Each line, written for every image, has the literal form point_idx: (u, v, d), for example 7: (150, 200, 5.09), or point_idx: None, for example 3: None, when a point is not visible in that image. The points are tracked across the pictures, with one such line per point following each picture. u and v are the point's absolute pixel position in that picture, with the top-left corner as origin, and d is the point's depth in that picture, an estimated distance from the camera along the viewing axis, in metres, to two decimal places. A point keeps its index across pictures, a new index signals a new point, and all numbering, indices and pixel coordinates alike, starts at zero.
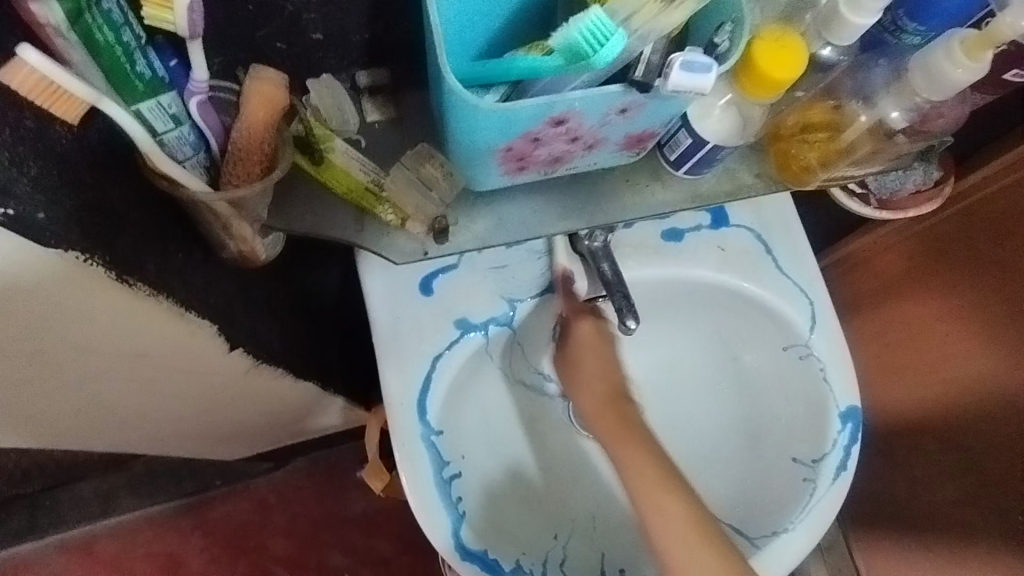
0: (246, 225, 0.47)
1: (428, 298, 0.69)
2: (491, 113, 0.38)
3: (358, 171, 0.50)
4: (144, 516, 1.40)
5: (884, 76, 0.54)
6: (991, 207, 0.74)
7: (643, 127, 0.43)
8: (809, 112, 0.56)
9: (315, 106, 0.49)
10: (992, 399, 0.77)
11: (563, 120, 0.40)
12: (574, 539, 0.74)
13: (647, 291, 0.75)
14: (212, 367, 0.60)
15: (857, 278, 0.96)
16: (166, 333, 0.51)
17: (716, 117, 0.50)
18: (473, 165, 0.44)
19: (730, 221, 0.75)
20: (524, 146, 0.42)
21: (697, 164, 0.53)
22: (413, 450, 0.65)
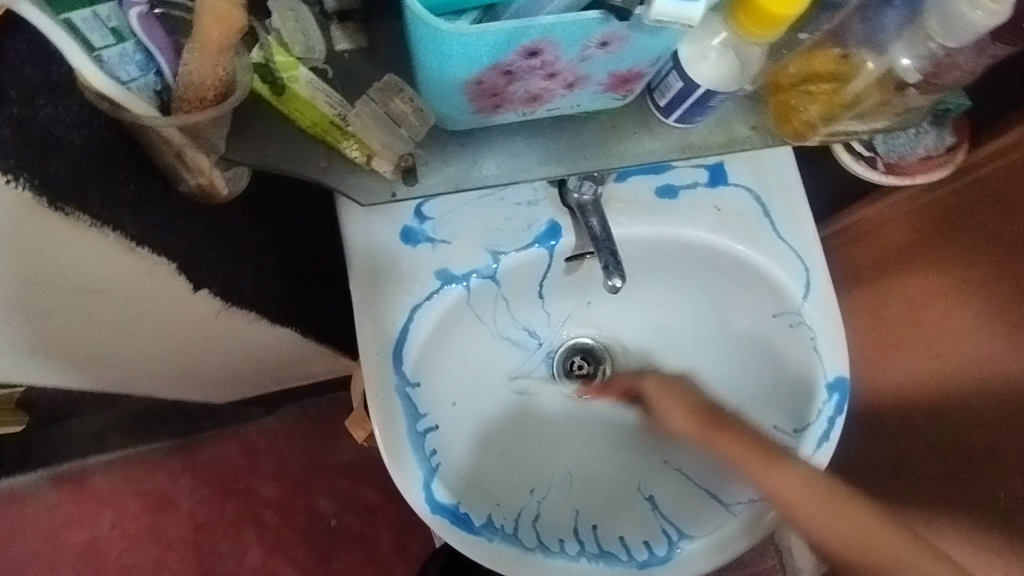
0: (203, 156, 0.44)
1: (411, 248, 0.67)
2: (458, 41, 0.35)
3: (323, 103, 0.47)
4: (136, 455, 1.41)
5: (898, 20, 0.51)
6: (1004, 179, 0.70)
7: (628, 64, 0.39)
8: (812, 61, 0.53)
9: (279, 30, 0.46)
10: (982, 375, 0.75)
11: (536, 52, 0.37)
12: (549, 496, 0.73)
13: (637, 251, 0.73)
14: (178, 307, 0.58)
15: (862, 246, 0.93)
16: (118, 266, 0.49)
17: (711, 62, 0.46)
18: (444, 100, 0.41)
19: (729, 180, 0.73)
20: (496, 80, 0.39)
21: (690, 111, 0.49)
22: (387, 399, 0.64)
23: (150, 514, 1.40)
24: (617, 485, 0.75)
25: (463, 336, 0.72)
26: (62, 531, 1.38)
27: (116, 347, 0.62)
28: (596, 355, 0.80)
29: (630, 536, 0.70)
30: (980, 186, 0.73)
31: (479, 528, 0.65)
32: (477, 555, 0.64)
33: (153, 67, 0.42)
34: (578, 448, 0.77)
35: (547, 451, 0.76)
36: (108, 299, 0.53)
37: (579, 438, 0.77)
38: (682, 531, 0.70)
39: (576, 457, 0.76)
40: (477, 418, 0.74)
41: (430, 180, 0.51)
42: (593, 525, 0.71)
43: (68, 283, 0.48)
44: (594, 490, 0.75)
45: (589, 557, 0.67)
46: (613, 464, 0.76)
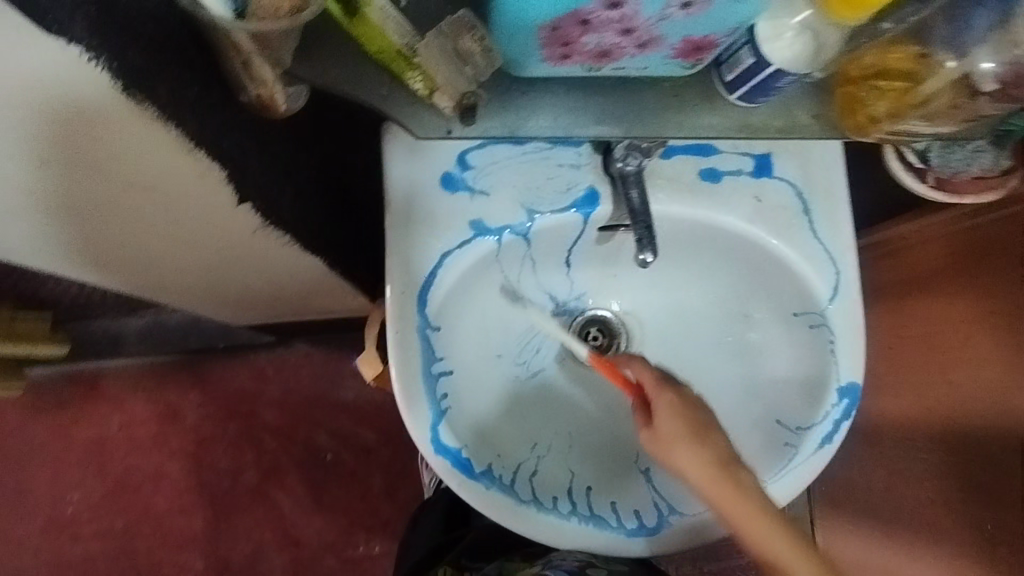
0: (268, 69, 0.45)
1: (450, 193, 0.68)
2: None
3: (393, 33, 0.44)
4: (149, 364, 1.46)
5: (986, 22, 0.49)
6: None
7: (705, 32, 0.39)
8: (889, 56, 0.54)
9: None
10: (996, 412, 0.73)
11: (617, 3, 0.36)
12: (549, 456, 0.75)
13: (671, 230, 0.73)
14: (221, 217, 0.59)
15: (892, 263, 0.94)
16: (175, 167, 0.49)
17: (787, 41, 0.46)
18: (515, 41, 0.40)
19: (773, 172, 0.73)
20: (571, 27, 0.38)
21: (758, 90, 0.48)
22: (407, 337, 0.65)
23: (156, 423, 1.45)
24: (616, 455, 0.76)
25: (486, 289, 0.73)
26: (70, 426, 1.43)
27: (148, 244, 0.63)
28: (612, 328, 0.81)
29: (621, 504, 0.71)
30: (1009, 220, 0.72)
31: (478, 475, 0.66)
32: (473, 499, 0.65)
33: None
34: (584, 415, 0.78)
35: (552, 412, 0.77)
36: (157, 193, 0.53)
37: (586, 405, 0.79)
38: (673, 507, 0.70)
39: (579, 424, 0.78)
40: (489, 372, 0.75)
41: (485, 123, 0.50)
42: (587, 488, 0.73)
43: (115, 171, 0.48)
44: (593, 457, 0.76)
45: (580, 518, 0.68)
46: (615, 436, 0.78)
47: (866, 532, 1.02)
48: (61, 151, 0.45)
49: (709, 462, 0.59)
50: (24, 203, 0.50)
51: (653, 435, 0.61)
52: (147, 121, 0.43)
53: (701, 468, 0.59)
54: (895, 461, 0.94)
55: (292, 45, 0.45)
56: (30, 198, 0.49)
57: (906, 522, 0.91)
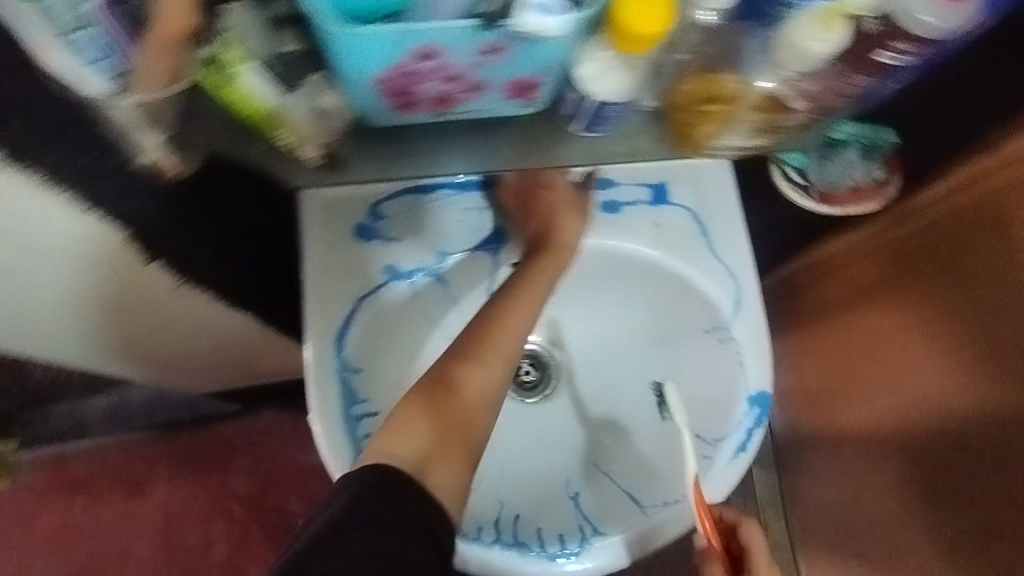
0: (149, 136, 0.47)
1: (363, 242, 0.72)
2: (353, 41, 0.36)
3: (263, 98, 0.46)
4: (118, 443, 1.47)
5: (762, 45, 0.45)
6: (953, 221, 0.80)
7: (522, 73, 0.41)
8: (708, 83, 0.47)
9: (230, 30, 0.43)
10: (946, 416, 0.84)
11: (426, 54, 0.37)
12: (481, 488, 0.77)
13: (579, 263, 0.79)
14: (133, 275, 0.64)
15: (833, 284, 1.04)
16: (77, 229, 0.55)
17: (608, 81, 0.44)
18: (354, 95, 0.42)
19: (671, 199, 0.77)
20: (397, 79, 0.40)
21: (594, 120, 0.47)
22: (325, 379, 0.69)
23: (123, 503, 1.44)
24: (548, 483, 0.79)
25: (407, 328, 0.77)
26: (36, 512, 1.43)
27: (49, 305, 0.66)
28: (542, 360, 0.85)
29: (547, 530, 0.73)
30: (933, 230, 0.83)
31: None
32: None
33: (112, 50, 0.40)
34: (516, 445, 0.82)
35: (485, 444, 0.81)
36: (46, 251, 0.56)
37: (518, 435, 0.82)
38: (596, 530, 0.73)
39: (513, 455, 0.81)
40: None
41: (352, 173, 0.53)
42: (516, 515, 0.75)
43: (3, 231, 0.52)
44: (525, 485, 0.79)
45: (503, 546, 0.72)
46: (549, 463, 0.81)
47: (851, 544, 1.06)
48: None
49: None
50: None
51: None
52: (37, 190, 0.49)
53: None
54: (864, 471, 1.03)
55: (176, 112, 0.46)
56: None
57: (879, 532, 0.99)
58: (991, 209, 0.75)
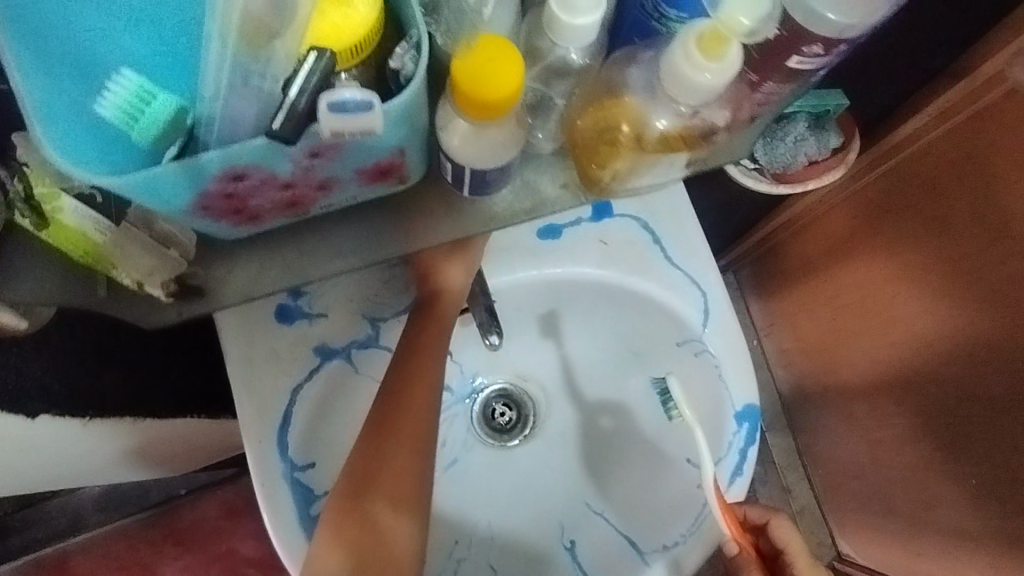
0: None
1: (287, 327, 0.65)
2: (138, 185, 0.30)
3: (91, 231, 0.38)
4: (117, 530, 1.46)
5: (650, 73, 0.39)
6: (927, 159, 0.74)
7: (368, 161, 0.34)
8: (606, 111, 0.40)
9: (30, 162, 0.38)
10: (954, 364, 0.78)
11: (238, 175, 0.31)
12: (470, 556, 0.72)
13: (528, 296, 0.71)
14: (29, 438, 0.56)
15: (809, 238, 1.00)
16: None
17: (486, 141, 0.36)
18: (185, 222, 0.36)
19: (614, 211, 0.70)
20: (221, 203, 0.33)
21: (478, 186, 0.40)
22: (274, 487, 0.62)
23: None
24: (541, 535, 0.73)
25: (358, 403, 0.69)
26: None
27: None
28: (516, 399, 0.78)
29: None
30: (908, 171, 0.78)
31: None
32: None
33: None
34: (501, 499, 0.75)
35: (468, 505, 0.74)
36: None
37: (501, 487, 0.75)
38: None
39: (499, 509, 0.74)
40: None
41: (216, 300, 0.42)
42: None
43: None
44: (518, 545, 0.73)
45: None
46: (538, 510, 0.74)
47: (863, 510, 1.04)
48: None
49: None
50: None
51: None
52: None
53: None
54: (874, 429, 0.97)
55: None
56: None
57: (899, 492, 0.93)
58: (960, 141, 0.70)
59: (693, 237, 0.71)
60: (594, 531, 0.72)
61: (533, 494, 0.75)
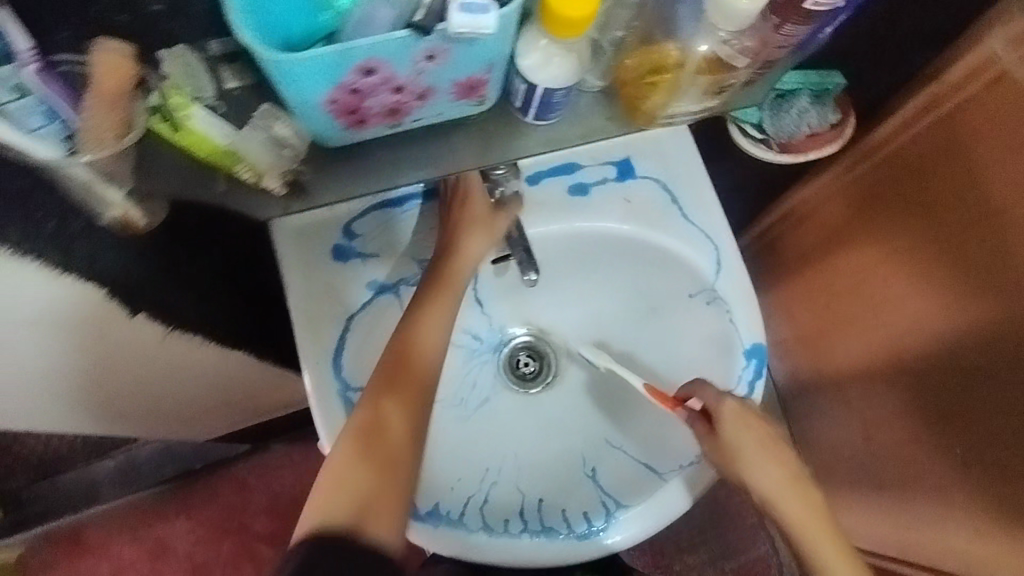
0: (111, 188, 0.47)
1: (343, 262, 0.72)
2: (295, 67, 0.37)
3: (217, 134, 0.47)
4: (131, 503, 1.49)
5: (693, 12, 0.47)
6: (914, 150, 0.82)
7: (466, 73, 0.42)
8: (650, 55, 0.49)
9: (170, 75, 0.45)
10: (938, 342, 0.86)
11: (372, 69, 0.38)
12: (499, 483, 0.77)
13: (557, 247, 0.79)
14: (121, 331, 0.65)
15: (804, 227, 1.07)
16: (50, 292, 0.54)
17: (556, 65, 0.45)
18: (307, 120, 0.43)
19: (636, 172, 0.79)
20: (347, 98, 0.40)
21: (544, 109, 0.48)
22: (330, 404, 0.69)
23: (149, 559, 1.49)
24: (563, 466, 0.79)
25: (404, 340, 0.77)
26: None
27: (40, 376, 0.66)
28: (539, 350, 0.85)
29: (571, 510, 0.74)
30: (893, 160, 0.86)
31: (423, 514, 0.70)
32: (425, 541, 0.70)
33: (58, 116, 0.42)
34: (527, 436, 0.81)
35: (494, 442, 0.80)
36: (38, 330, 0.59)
37: (526, 426, 0.82)
38: (619, 502, 0.74)
39: (525, 447, 0.81)
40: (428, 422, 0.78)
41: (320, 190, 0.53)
42: (539, 500, 0.76)
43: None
44: (543, 473, 0.79)
45: (531, 532, 0.72)
46: (563, 447, 0.81)
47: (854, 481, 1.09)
48: None
49: (777, 459, 0.69)
50: None
51: (715, 440, 0.70)
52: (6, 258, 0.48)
53: (768, 467, 0.69)
54: (864, 409, 1.04)
55: (130, 167, 0.47)
56: None
57: (889, 466, 0.99)
58: (944, 130, 0.77)
59: (705, 196, 0.79)
60: (614, 459, 0.79)
61: (554, 433, 0.82)
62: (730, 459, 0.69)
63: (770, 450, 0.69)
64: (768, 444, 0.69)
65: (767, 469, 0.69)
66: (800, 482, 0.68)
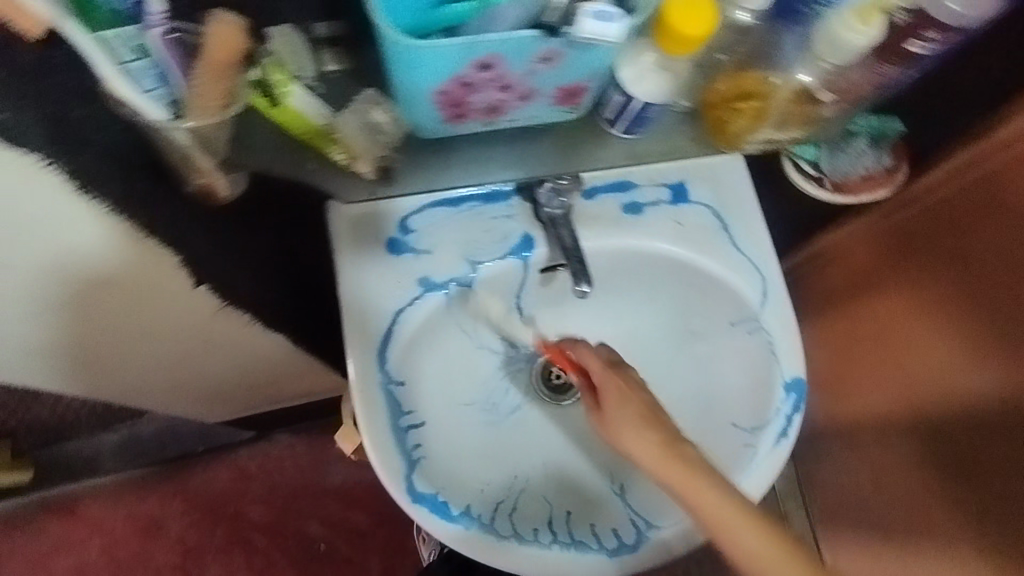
0: (203, 158, 0.48)
1: (396, 257, 0.73)
2: (418, 55, 0.38)
3: (313, 114, 0.49)
4: (128, 478, 1.45)
5: (796, 44, 0.55)
6: (953, 204, 0.80)
7: (572, 80, 0.43)
8: (741, 80, 0.57)
9: (275, 50, 0.47)
10: (977, 401, 0.82)
11: (488, 65, 0.40)
12: (527, 492, 0.78)
13: (603, 262, 0.79)
14: (181, 301, 0.66)
15: (824, 272, 1.05)
16: (128, 252, 0.56)
17: (649, 79, 0.47)
18: (411, 109, 0.45)
19: (690, 198, 0.79)
20: (457, 91, 0.42)
21: (634, 122, 0.51)
22: (370, 396, 0.69)
23: (138, 538, 1.43)
24: (592, 480, 0.80)
25: (444, 341, 0.77)
26: (50, 556, 1.41)
27: (82, 331, 0.67)
28: None
29: (599, 525, 0.74)
30: (931, 213, 0.84)
31: (456, 515, 0.68)
32: (423, 527, 0.67)
33: (167, 81, 0.43)
34: (556, 449, 0.82)
35: (520, 451, 0.80)
36: (106, 286, 0.60)
37: (554, 439, 0.82)
38: (650, 522, 0.73)
39: (551, 458, 0.81)
40: (456, 429, 0.78)
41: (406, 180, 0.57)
42: (568, 513, 0.76)
43: (33, 267, 0.55)
44: (569, 488, 0.79)
45: (561, 545, 0.70)
46: (589, 465, 0.81)
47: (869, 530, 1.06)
48: (30, 255, 0.53)
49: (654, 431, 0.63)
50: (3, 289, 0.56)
51: (602, 419, 0.66)
52: (101, 213, 0.50)
53: (643, 444, 0.63)
54: (876, 458, 1.04)
55: (226, 134, 0.49)
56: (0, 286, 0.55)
57: (901, 517, 0.98)
58: (988, 189, 0.76)
59: (755, 226, 0.79)
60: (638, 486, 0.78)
61: (581, 450, 0.82)
62: (610, 434, 0.65)
63: (635, 431, 0.63)
64: (659, 442, 0.62)
65: (647, 441, 0.63)
66: (684, 452, 0.62)
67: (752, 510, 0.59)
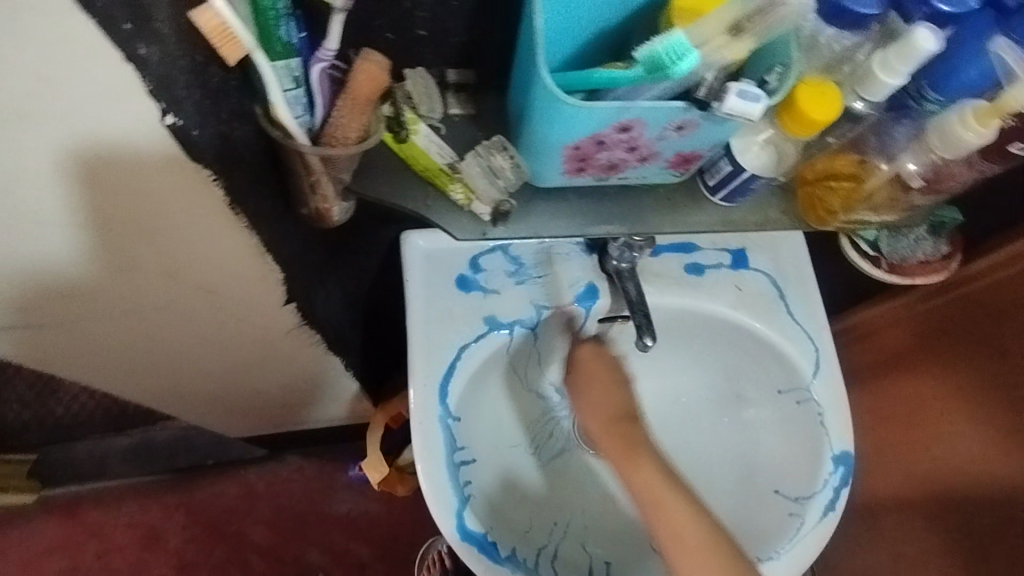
0: (330, 185, 0.55)
1: (464, 293, 0.74)
2: (580, 114, 0.46)
3: (436, 155, 0.57)
4: (130, 486, 1.37)
5: (906, 135, 0.60)
6: (997, 295, 0.79)
7: (691, 148, 0.52)
8: (836, 161, 0.63)
9: (411, 95, 0.57)
10: (996, 486, 0.80)
11: (628, 128, 0.48)
12: (566, 540, 0.77)
13: (663, 318, 0.80)
14: (264, 311, 0.69)
15: (857, 350, 1.04)
16: (236, 253, 0.59)
17: (755, 154, 0.57)
18: (543, 156, 0.53)
19: (749, 264, 0.81)
20: (589, 146, 0.50)
21: (732, 192, 0.60)
22: (430, 427, 0.70)
23: (136, 548, 1.34)
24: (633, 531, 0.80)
25: (498, 381, 0.78)
26: (40, 558, 1.32)
27: (149, 330, 0.67)
28: None
29: None
30: (971, 301, 0.83)
31: (503, 558, 0.68)
32: (428, 491, 0.68)
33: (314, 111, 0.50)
34: (594, 497, 0.81)
35: (560, 496, 0.80)
36: (202, 285, 0.62)
37: (593, 489, 0.82)
38: None
39: (589, 506, 0.80)
40: (501, 472, 0.77)
41: (517, 224, 0.60)
42: (606, 563, 0.76)
43: (128, 261, 0.56)
44: (609, 540, 0.79)
45: None
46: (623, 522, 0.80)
47: None
48: (150, 248, 0.55)
49: (609, 400, 0.68)
50: (100, 277, 0.56)
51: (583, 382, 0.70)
52: (238, 226, 0.56)
53: (596, 403, 0.68)
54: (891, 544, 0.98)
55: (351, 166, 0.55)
56: (101, 274, 0.56)
57: None
58: None
59: (810, 295, 0.81)
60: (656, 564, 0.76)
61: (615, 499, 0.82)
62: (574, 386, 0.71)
63: (637, 465, 0.64)
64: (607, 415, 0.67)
65: (599, 406, 0.68)
66: (627, 432, 0.66)
67: (700, 522, 0.61)
